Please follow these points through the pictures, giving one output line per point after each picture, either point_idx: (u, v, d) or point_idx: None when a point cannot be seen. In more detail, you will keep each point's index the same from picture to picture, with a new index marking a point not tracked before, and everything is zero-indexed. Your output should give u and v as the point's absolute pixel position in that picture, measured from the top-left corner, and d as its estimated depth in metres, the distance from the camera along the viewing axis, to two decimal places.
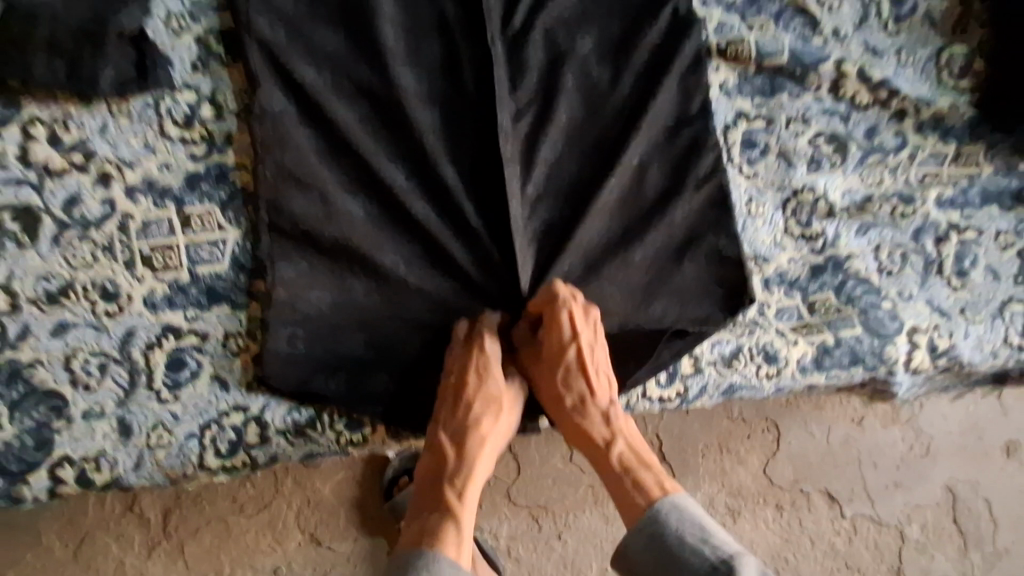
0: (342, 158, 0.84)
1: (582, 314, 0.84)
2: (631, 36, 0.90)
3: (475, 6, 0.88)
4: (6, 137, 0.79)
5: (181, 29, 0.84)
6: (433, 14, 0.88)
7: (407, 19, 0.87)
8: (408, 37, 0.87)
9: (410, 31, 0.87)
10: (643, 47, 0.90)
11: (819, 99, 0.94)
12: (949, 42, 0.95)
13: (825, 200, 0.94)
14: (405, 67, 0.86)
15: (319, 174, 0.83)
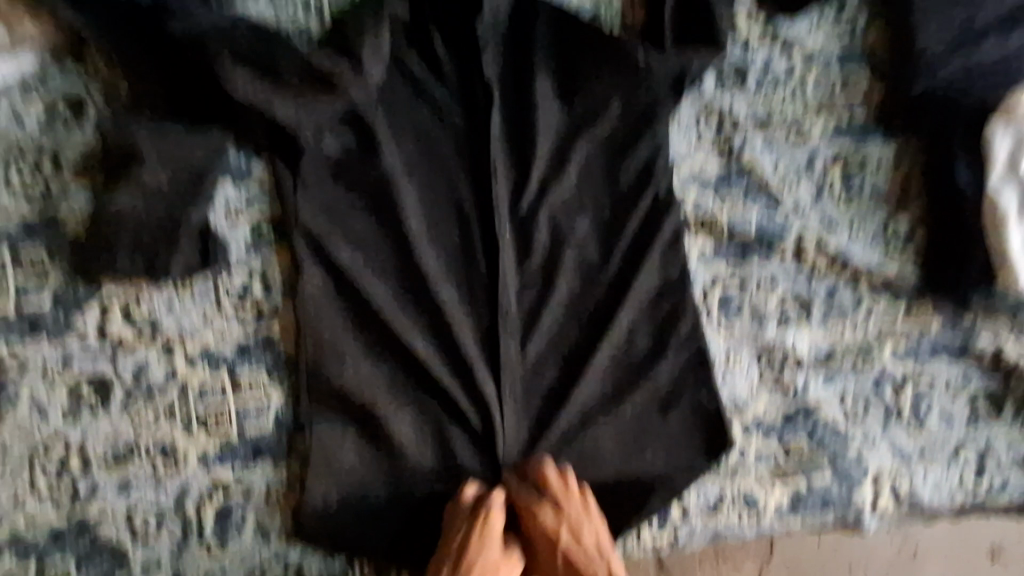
0: (373, 330, 0.97)
1: (557, 507, 0.95)
2: (619, 219, 1.06)
3: (488, 196, 1.03)
4: (85, 316, 0.92)
5: (237, 215, 0.98)
6: (452, 203, 1.03)
7: (431, 207, 1.03)
8: (429, 223, 1.02)
9: (432, 218, 1.02)
10: (629, 229, 1.06)
11: (784, 266, 1.08)
12: (894, 214, 1.10)
13: (794, 354, 1.07)
14: (430, 249, 1.01)
15: (353, 346, 0.96)
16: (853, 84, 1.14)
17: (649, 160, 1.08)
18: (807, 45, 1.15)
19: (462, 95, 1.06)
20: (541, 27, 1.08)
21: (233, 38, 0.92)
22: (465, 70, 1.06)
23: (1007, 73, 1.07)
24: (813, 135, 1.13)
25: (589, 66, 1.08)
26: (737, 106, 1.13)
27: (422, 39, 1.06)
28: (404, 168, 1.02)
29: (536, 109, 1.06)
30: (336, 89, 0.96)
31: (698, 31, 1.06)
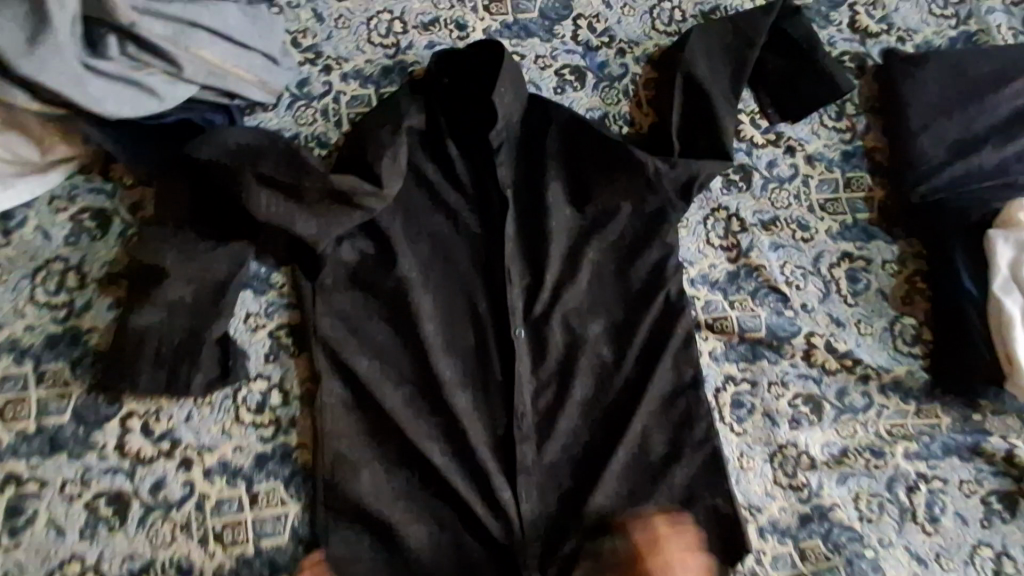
0: (389, 440, 0.97)
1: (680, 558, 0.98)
2: (632, 321, 1.07)
3: (503, 301, 1.04)
4: (106, 431, 0.92)
5: (257, 325, 1.00)
6: (467, 308, 1.04)
7: (446, 312, 1.03)
8: (444, 329, 1.02)
9: (446, 323, 1.03)
10: (641, 331, 1.07)
11: (795, 365, 1.10)
12: (900, 314, 1.13)
13: (807, 455, 1.07)
14: (446, 355, 1.01)
15: (370, 456, 0.96)
16: (855, 184, 1.18)
17: (660, 263, 1.10)
18: (808, 148, 1.20)
19: (476, 201, 1.08)
20: (553, 138, 1.12)
21: (259, 160, 0.96)
22: (479, 176, 1.09)
23: (1005, 179, 1.11)
24: (818, 234, 1.15)
25: (600, 171, 1.10)
26: (743, 208, 1.16)
27: (439, 148, 1.10)
28: (419, 275, 1.03)
29: (548, 215, 1.08)
30: (354, 204, 0.98)
31: (700, 144, 1.12)
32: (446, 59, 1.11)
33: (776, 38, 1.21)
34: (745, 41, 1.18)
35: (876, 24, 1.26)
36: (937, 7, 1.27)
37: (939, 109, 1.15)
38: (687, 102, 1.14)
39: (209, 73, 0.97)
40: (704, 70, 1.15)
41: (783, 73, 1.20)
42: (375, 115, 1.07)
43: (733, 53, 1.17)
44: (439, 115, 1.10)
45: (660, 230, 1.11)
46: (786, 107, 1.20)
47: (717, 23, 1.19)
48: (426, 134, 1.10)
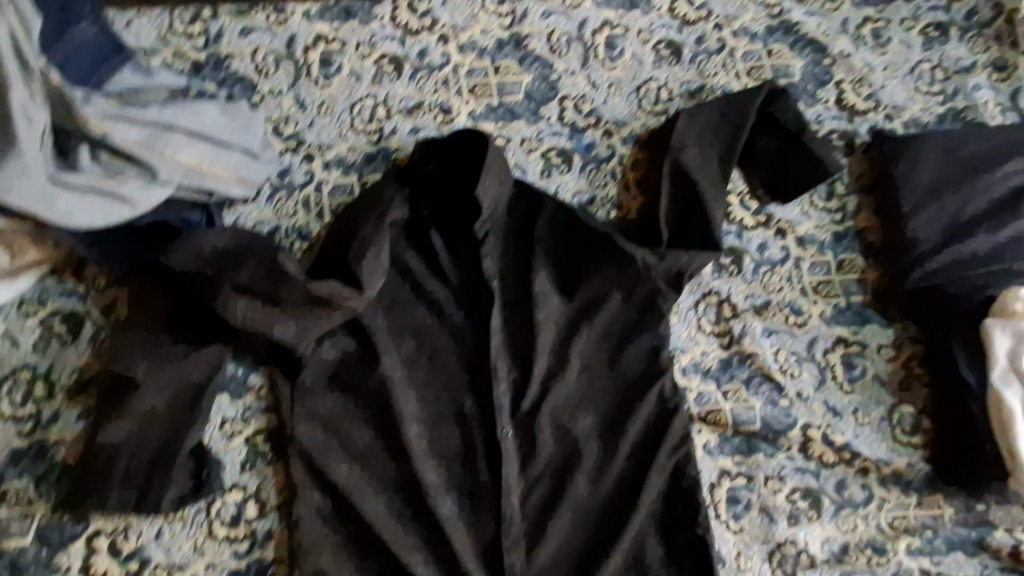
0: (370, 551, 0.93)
1: None
2: (625, 415, 1.03)
3: (489, 400, 1.00)
4: (71, 552, 0.88)
5: (233, 432, 0.96)
6: (453, 406, 1.00)
7: (430, 413, 1.00)
8: (429, 430, 0.99)
9: (432, 423, 0.99)
10: (634, 426, 1.02)
11: (791, 458, 1.06)
12: (898, 403, 1.10)
13: (807, 554, 1.02)
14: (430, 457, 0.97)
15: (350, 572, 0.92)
16: (848, 266, 1.17)
17: (654, 351, 1.05)
18: (798, 229, 1.18)
19: (461, 295, 1.06)
20: (540, 225, 1.10)
21: (236, 266, 0.94)
22: (464, 270, 1.07)
23: (1002, 265, 1.08)
24: (811, 319, 1.14)
25: (588, 261, 1.08)
26: (736, 294, 1.15)
27: (425, 241, 1.08)
28: (403, 374, 1.00)
29: (536, 307, 1.06)
30: (333, 306, 0.94)
31: (693, 233, 1.10)
32: (429, 150, 1.11)
33: (764, 121, 1.20)
34: (733, 124, 1.16)
35: (863, 101, 1.26)
36: (924, 83, 1.27)
37: (930, 191, 1.13)
38: (677, 192, 1.13)
39: (186, 174, 0.96)
40: (692, 157, 1.14)
41: (772, 155, 1.19)
42: (357, 210, 1.05)
43: (720, 137, 1.16)
44: (423, 208, 1.09)
45: (652, 316, 1.06)
46: (774, 189, 1.19)
47: (705, 106, 1.18)
48: (411, 228, 1.09)
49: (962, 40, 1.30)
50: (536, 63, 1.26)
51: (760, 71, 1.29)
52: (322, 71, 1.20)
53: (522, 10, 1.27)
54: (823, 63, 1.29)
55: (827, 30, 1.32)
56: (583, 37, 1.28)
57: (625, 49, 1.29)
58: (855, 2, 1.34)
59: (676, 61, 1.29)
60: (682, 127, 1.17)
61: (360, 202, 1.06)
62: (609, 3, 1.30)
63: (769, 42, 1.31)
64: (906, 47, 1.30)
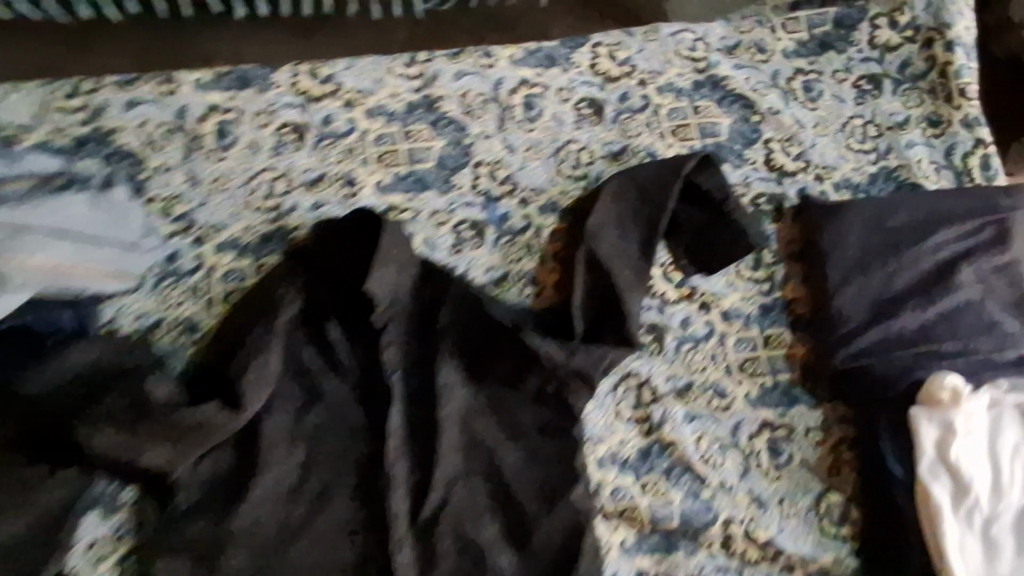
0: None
1: None
2: (529, 518, 0.98)
3: (381, 511, 0.96)
4: None
5: (102, 554, 0.89)
6: (344, 520, 0.95)
7: (320, 526, 0.94)
8: (318, 545, 0.93)
9: (321, 538, 0.93)
10: (540, 531, 0.97)
11: (713, 557, 1.00)
12: (826, 490, 1.04)
13: None
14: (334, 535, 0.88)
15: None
16: (776, 341, 1.12)
17: (563, 447, 1.02)
18: (723, 302, 1.13)
19: (361, 392, 1.02)
20: (445, 313, 1.05)
21: (100, 394, 0.90)
22: (364, 364, 1.03)
23: (929, 346, 1.03)
24: (735, 402, 1.09)
25: (496, 352, 1.04)
26: (656, 376, 1.09)
27: (324, 332, 1.02)
28: (290, 487, 0.95)
29: (442, 403, 1.00)
30: (207, 433, 0.90)
31: (607, 327, 1.07)
32: (329, 241, 1.06)
33: (691, 190, 1.15)
34: (655, 203, 1.12)
35: (792, 161, 1.20)
36: (856, 141, 1.22)
37: (857, 264, 1.08)
38: (593, 278, 1.08)
39: (46, 278, 0.91)
40: (613, 239, 1.09)
41: (697, 227, 1.14)
42: (253, 310, 1.01)
43: (643, 217, 1.12)
44: (323, 298, 1.04)
45: (559, 411, 1.03)
46: (698, 261, 1.13)
47: (629, 180, 1.13)
48: (310, 319, 1.03)
49: (895, 93, 1.24)
50: (449, 127, 1.19)
51: (686, 131, 1.22)
52: (217, 143, 1.12)
53: (432, 71, 1.19)
54: (752, 120, 1.23)
55: (756, 84, 1.25)
56: (499, 97, 1.21)
57: (544, 109, 1.22)
58: (786, 52, 1.27)
59: (598, 120, 1.22)
60: (604, 203, 1.11)
61: (256, 298, 1.02)
62: (526, 61, 1.22)
63: (696, 98, 1.24)
64: (838, 101, 1.24)
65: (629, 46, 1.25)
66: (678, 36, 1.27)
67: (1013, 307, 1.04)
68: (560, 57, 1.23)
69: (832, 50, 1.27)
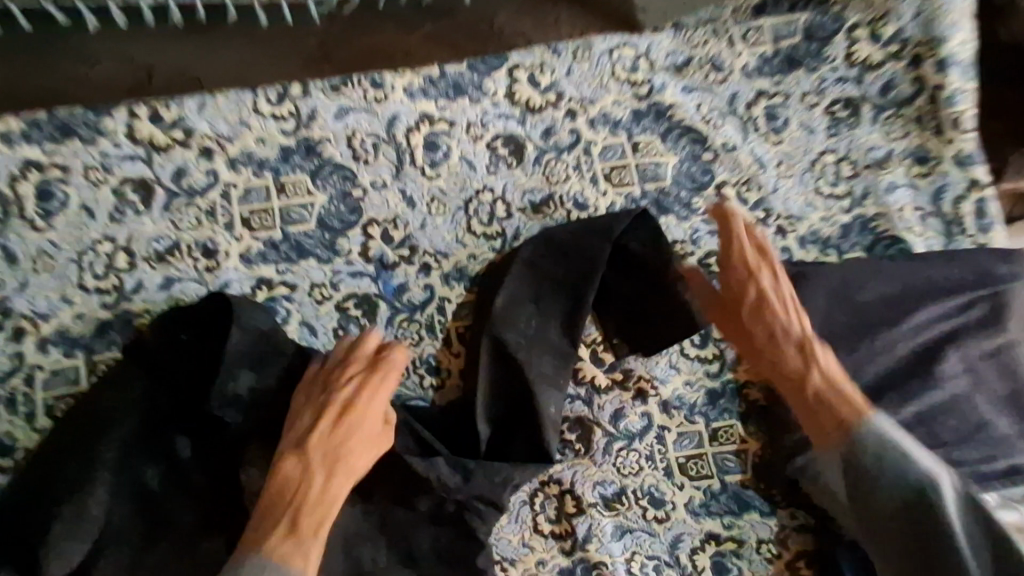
0: (290, 542, 0.77)
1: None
2: None
3: None
4: None
5: None
6: None
7: None
8: None
9: None
10: None
11: None
12: None
13: None
14: (378, 424, 0.84)
15: (268, 558, 0.76)
16: (724, 436, 0.96)
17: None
18: (663, 390, 0.96)
19: (215, 517, 0.84)
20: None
21: None
22: (215, 490, 0.84)
23: None
24: (675, 511, 0.94)
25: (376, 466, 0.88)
26: (580, 484, 0.93)
27: (168, 453, 0.84)
28: None
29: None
30: None
31: (517, 434, 0.91)
32: (167, 335, 0.87)
33: (620, 259, 0.98)
34: (578, 274, 0.95)
35: (750, 211, 1.01)
36: (826, 183, 1.02)
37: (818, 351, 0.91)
38: (501, 370, 0.92)
39: None
40: (530, 324, 0.94)
41: (633, 302, 0.96)
42: (72, 433, 0.82)
43: (564, 293, 0.95)
44: (164, 401, 0.85)
45: (452, 534, 0.86)
46: (633, 340, 0.96)
47: (547, 246, 0.96)
48: (150, 438, 0.84)
49: (875, 123, 1.03)
50: (334, 176, 0.97)
51: (622, 174, 1.01)
52: (39, 208, 0.90)
53: (309, 108, 0.97)
54: (702, 159, 1.02)
55: (709, 112, 1.04)
56: (394, 137, 0.99)
57: (450, 150, 1.00)
58: (746, 70, 1.05)
59: (517, 163, 1.01)
60: (516, 276, 0.94)
61: (80, 413, 0.83)
62: (427, 91, 1.00)
63: (635, 132, 1.03)
64: (806, 132, 1.03)
65: (555, 68, 1.03)
66: (614, 54, 1.04)
67: (1006, 402, 0.90)
68: (468, 85, 1.01)
69: (801, 68, 1.04)
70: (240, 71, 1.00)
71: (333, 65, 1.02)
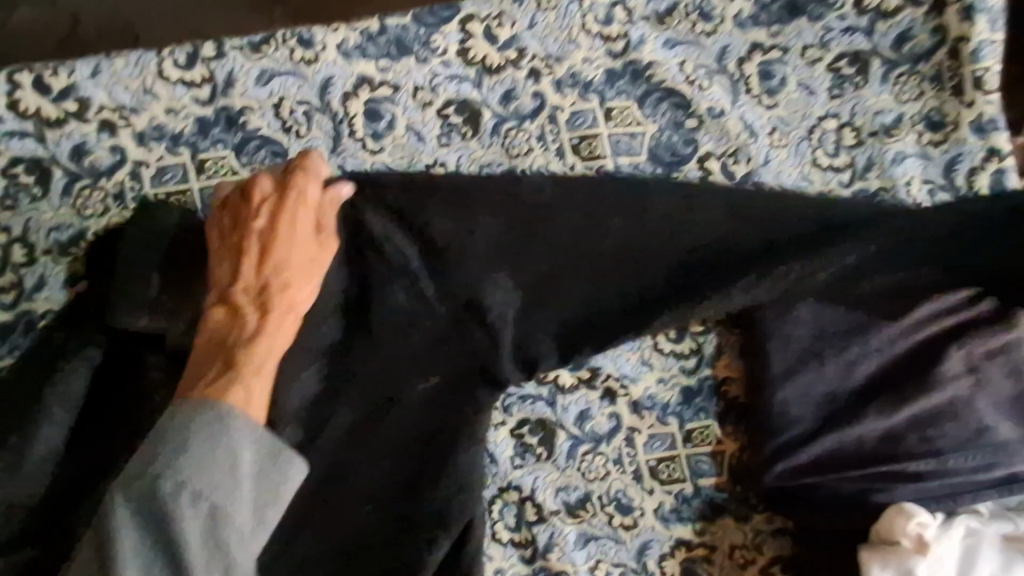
0: (222, 383, 0.66)
1: None
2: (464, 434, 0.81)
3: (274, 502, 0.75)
4: None
5: None
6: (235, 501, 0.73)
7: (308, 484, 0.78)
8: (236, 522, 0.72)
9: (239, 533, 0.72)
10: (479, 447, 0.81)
11: None
12: None
13: None
14: (304, 244, 0.75)
15: (203, 398, 0.64)
16: (700, 437, 0.87)
17: (424, 450, 0.81)
18: (632, 391, 0.87)
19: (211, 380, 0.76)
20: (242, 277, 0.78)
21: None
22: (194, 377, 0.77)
23: (893, 464, 0.79)
24: (643, 517, 0.85)
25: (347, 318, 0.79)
26: (541, 490, 0.85)
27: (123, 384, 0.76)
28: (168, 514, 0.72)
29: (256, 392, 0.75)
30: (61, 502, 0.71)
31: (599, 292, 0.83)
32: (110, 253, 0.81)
33: (688, 244, 0.82)
34: (626, 238, 0.82)
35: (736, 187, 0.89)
36: (825, 153, 0.90)
37: (806, 351, 0.83)
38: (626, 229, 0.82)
39: None
40: (569, 295, 0.82)
41: (678, 289, 0.82)
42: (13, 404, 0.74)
43: (628, 247, 0.82)
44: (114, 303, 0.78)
45: (432, 404, 0.81)
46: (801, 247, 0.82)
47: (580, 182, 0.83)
48: (99, 383, 0.76)
49: (885, 81, 0.89)
50: (262, 151, 0.85)
51: (592, 146, 0.89)
52: None
53: (224, 72, 0.83)
54: (685, 127, 0.90)
55: (694, 71, 0.90)
56: (329, 106, 0.86)
57: (395, 119, 0.87)
58: (740, 18, 0.90)
59: (472, 133, 0.88)
60: (531, 191, 0.82)
61: (16, 387, 0.75)
62: (364, 49, 0.86)
63: (609, 96, 0.89)
64: (806, 94, 0.90)
65: (516, 18, 0.88)
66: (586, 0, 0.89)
67: (1009, 405, 0.80)
68: (414, 42, 0.86)
69: (803, 17, 0.89)
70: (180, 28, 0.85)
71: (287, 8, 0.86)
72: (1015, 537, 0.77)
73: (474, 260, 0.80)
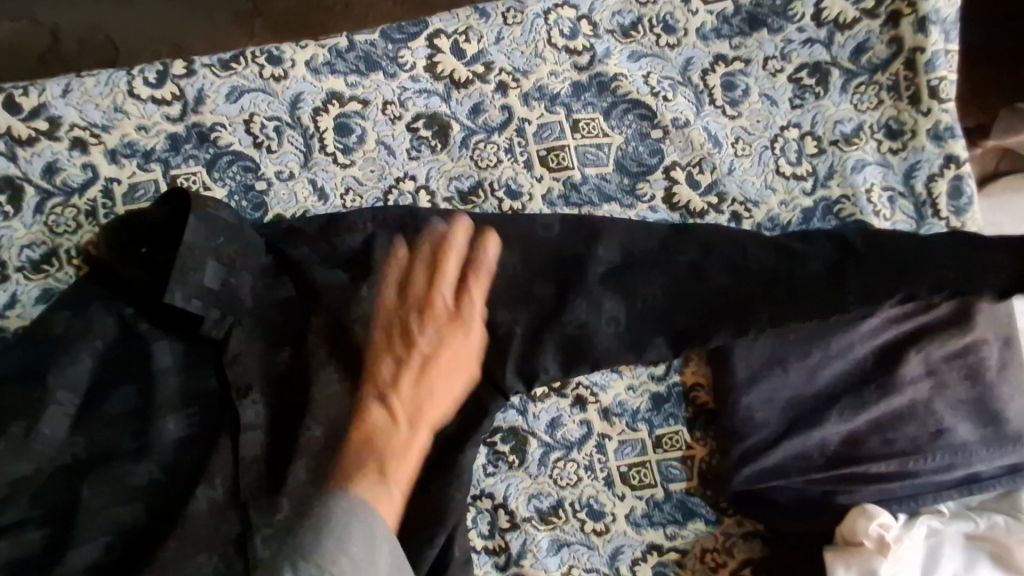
0: (376, 490, 0.77)
1: None
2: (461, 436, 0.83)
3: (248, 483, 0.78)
4: None
5: None
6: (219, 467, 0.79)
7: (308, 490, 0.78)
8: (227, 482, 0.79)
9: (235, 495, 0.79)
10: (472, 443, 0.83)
11: None
12: None
13: None
14: (466, 357, 0.84)
15: (358, 496, 0.74)
16: (670, 443, 0.88)
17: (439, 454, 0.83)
18: (602, 397, 0.88)
19: (203, 352, 0.83)
20: (253, 284, 0.83)
21: None
22: (194, 357, 0.82)
23: (855, 466, 0.81)
24: (615, 523, 0.86)
25: (367, 326, 0.83)
26: (514, 497, 0.86)
27: (121, 368, 0.81)
28: (176, 475, 0.79)
29: (248, 388, 0.81)
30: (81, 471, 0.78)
31: (605, 316, 0.83)
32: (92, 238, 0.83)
33: (681, 263, 0.84)
34: (626, 255, 0.84)
35: (701, 196, 0.91)
36: (787, 161, 0.92)
37: (771, 357, 0.84)
38: (621, 254, 0.85)
39: None
40: (575, 316, 0.82)
41: (692, 332, 0.83)
42: (9, 399, 0.77)
43: (628, 259, 0.85)
44: (100, 280, 0.82)
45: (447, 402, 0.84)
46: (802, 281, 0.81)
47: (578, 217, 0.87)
48: (103, 367, 0.81)
49: (845, 91, 0.91)
50: (233, 167, 0.86)
51: (560, 157, 0.91)
52: None
53: (195, 90, 0.85)
54: (651, 137, 0.91)
55: (658, 83, 0.91)
56: (299, 121, 0.87)
57: (365, 133, 0.88)
58: (702, 31, 0.91)
59: (441, 146, 0.90)
60: (540, 226, 0.86)
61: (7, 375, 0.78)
62: (334, 66, 0.87)
63: (575, 108, 0.91)
64: (768, 104, 0.92)
65: (482, 34, 0.90)
66: (551, 16, 0.90)
67: (968, 408, 0.82)
68: (382, 57, 0.88)
69: (764, 28, 0.91)
70: (168, 28, 0.94)
71: (267, 20, 0.95)
72: (977, 535, 0.80)
73: (478, 288, 0.84)
